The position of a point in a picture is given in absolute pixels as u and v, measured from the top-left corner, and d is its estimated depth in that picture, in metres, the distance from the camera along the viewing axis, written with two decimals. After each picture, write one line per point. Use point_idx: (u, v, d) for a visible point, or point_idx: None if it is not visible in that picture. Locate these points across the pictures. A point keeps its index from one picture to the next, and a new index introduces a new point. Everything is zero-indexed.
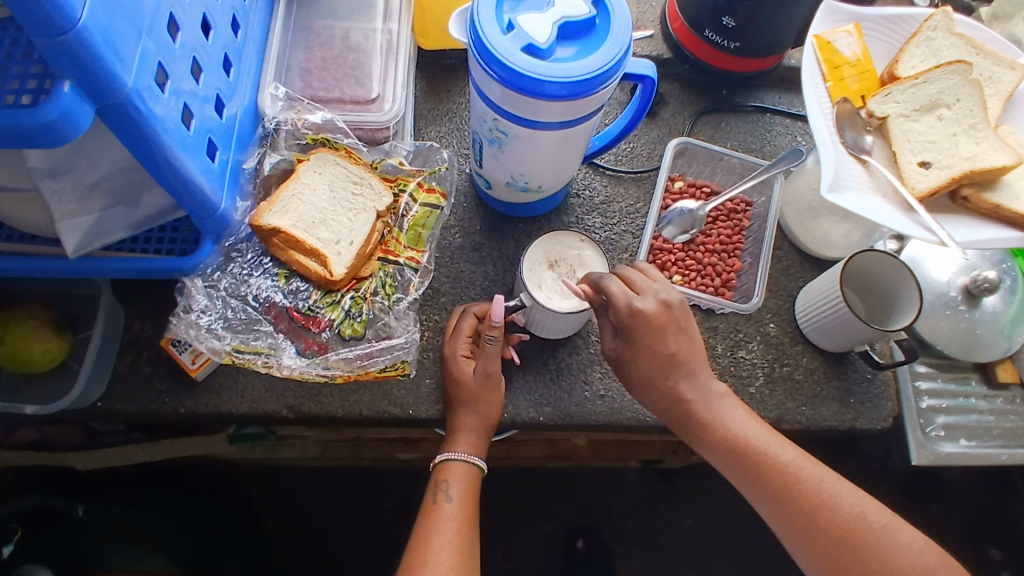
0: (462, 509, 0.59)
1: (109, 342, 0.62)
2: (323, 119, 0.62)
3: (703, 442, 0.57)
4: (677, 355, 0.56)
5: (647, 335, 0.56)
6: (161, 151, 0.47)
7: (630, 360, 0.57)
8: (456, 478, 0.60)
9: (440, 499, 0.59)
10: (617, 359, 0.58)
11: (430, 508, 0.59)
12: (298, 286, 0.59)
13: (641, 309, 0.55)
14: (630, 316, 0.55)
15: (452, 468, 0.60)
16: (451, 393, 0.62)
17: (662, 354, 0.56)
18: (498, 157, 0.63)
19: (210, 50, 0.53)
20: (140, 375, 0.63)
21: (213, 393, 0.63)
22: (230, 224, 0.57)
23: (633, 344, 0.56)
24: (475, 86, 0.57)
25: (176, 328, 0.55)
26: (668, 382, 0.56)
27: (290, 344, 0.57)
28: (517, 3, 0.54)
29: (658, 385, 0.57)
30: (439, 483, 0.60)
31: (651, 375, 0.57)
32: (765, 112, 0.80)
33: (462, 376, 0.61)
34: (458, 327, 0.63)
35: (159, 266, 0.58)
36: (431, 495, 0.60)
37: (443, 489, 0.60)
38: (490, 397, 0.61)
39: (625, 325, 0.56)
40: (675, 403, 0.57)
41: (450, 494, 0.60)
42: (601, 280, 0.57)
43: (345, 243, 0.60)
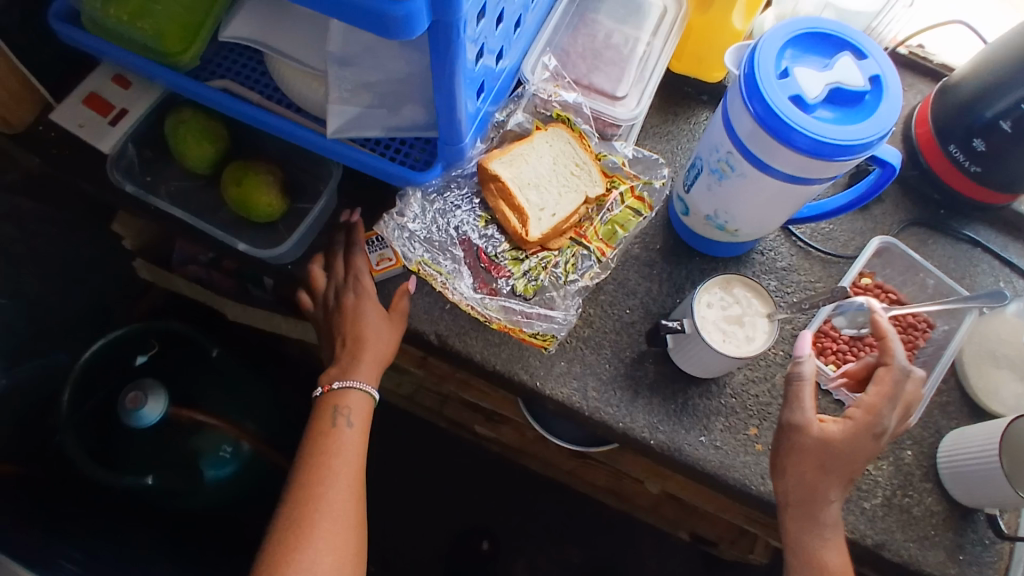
0: (356, 444, 0.65)
1: (318, 221, 0.70)
2: (574, 99, 0.66)
3: (797, 550, 0.62)
4: (858, 461, 0.61)
5: (866, 445, 0.61)
6: (452, 75, 0.52)
7: (826, 450, 0.60)
8: (355, 411, 0.65)
9: (340, 424, 0.65)
10: (805, 430, 0.61)
11: (327, 431, 0.65)
12: (495, 233, 0.64)
13: (893, 414, 0.61)
14: (879, 418, 0.61)
15: (350, 403, 0.65)
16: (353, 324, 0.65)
17: (851, 462, 0.60)
18: (712, 187, 0.65)
19: (515, 6, 0.59)
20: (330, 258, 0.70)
21: (381, 295, 0.69)
22: (461, 156, 0.62)
23: (845, 441, 0.60)
24: (725, 114, 0.59)
25: (385, 224, 0.62)
26: (811, 486, 0.60)
27: (468, 277, 0.62)
28: (795, 57, 0.57)
29: (808, 483, 0.61)
30: (338, 408, 0.65)
31: (806, 467, 0.61)
32: (976, 246, 0.77)
33: (367, 308, 0.65)
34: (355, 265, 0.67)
35: (376, 165, 0.62)
36: (331, 418, 0.65)
37: (343, 416, 0.65)
38: (392, 335, 0.65)
39: (864, 417, 0.61)
40: (810, 509, 0.61)
41: (350, 424, 0.65)
42: (902, 363, 0.62)
43: (547, 212, 0.63)
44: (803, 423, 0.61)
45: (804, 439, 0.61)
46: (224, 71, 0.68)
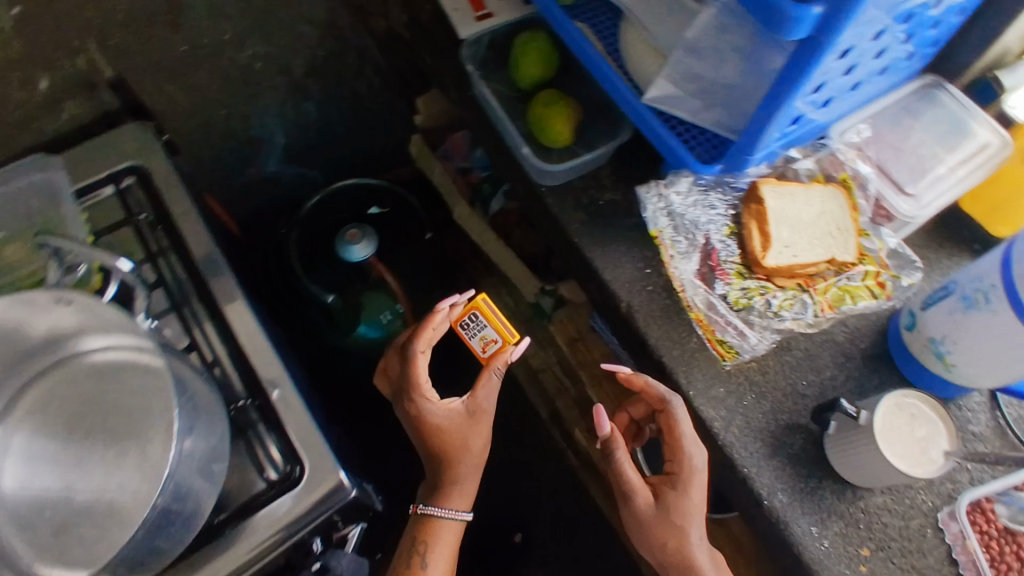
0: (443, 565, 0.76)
1: (589, 164, 0.79)
2: (866, 173, 0.70)
3: None
4: (693, 502, 0.69)
5: (689, 491, 0.69)
6: (792, 90, 0.57)
7: (666, 505, 0.69)
8: (441, 531, 0.77)
9: (423, 564, 0.74)
10: (635, 501, 0.70)
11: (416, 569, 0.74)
12: (734, 245, 0.68)
13: (697, 452, 0.69)
14: (689, 464, 0.68)
15: (439, 522, 0.77)
16: (443, 452, 0.76)
17: (691, 503, 0.69)
18: (954, 314, 0.64)
19: (866, 67, 0.63)
20: (577, 200, 0.79)
21: (601, 248, 0.77)
22: (742, 167, 0.67)
23: (675, 498, 0.69)
24: (1005, 249, 0.61)
25: (648, 188, 0.68)
26: (671, 542, 0.69)
27: (694, 266, 0.67)
28: None
29: (661, 541, 0.69)
30: (422, 543, 0.76)
31: (659, 526, 0.69)
32: None
33: (451, 419, 0.76)
34: (417, 372, 0.77)
35: (668, 143, 0.69)
36: (417, 564, 0.74)
37: (424, 553, 0.75)
38: (476, 440, 0.76)
39: (677, 467, 0.69)
40: (675, 553, 0.69)
41: (442, 548, 0.76)
42: (672, 398, 0.70)
43: (789, 251, 0.66)
44: (631, 496, 0.70)
45: (641, 505, 0.70)
46: (583, 18, 0.79)
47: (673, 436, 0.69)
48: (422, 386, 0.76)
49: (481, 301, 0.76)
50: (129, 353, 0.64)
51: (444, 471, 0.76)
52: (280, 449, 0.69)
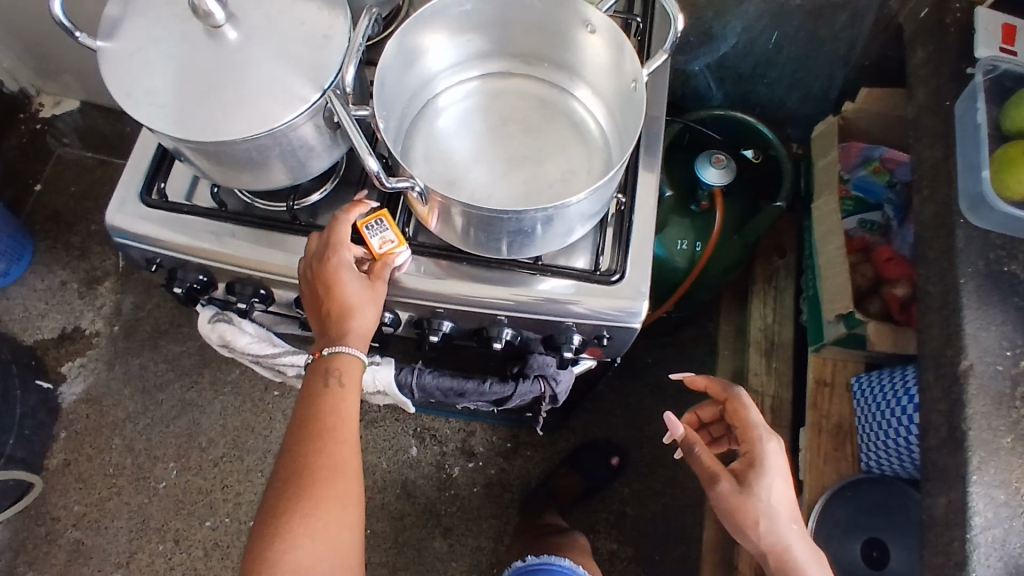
0: (345, 397, 0.70)
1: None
2: None
3: (772, 554, 0.77)
4: (771, 484, 0.78)
5: (766, 472, 0.78)
6: None
7: (745, 479, 0.78)
8: (346, 368, 0.69)
9: (331, 383, 0.69)
10: (721, 484, 0.78)
11: (320, 392, 0.69)
12: None
13: (767, 440, 0.79)
14: (760, 453, 0.79)
15: (343, 355, 0.69)
16: (331, 304, 0.69)
17: (770, 474, 0.78)
18: None
19: None
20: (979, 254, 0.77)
21: (978, 303, 0.74)
22: None
23: (758, 478, 0.78)
24: None
25: None
26: (758, 517, 0.77)
27: None
28: None
29: (741, 515, 0.77)
30: (331, 375, 0.69)
31: (745, 502, 0.77)
32: None
33: (355, 277, 0.69)
34: (342, 239, 0.69)
35: None
36: (322, 378, 0.69)
37: (333, 379, 0.69)
38: (376, 302, 0.70)
39: (754, 452, 0.79)
40: (752, 520, 0.77)
41: (340, 380, 0.70)
42: (741, 391, 0.82)
43: None
44: (717, 481, 0.79)
45: (725, 489, 0.78)
46: None
47: (744, 426, 0.81)
48: (338, 242, 0.69)
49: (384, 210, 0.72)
50: (584, 114, 0.75)
51: (341, 322, 0.69)
52: (611, 249, 0.76)
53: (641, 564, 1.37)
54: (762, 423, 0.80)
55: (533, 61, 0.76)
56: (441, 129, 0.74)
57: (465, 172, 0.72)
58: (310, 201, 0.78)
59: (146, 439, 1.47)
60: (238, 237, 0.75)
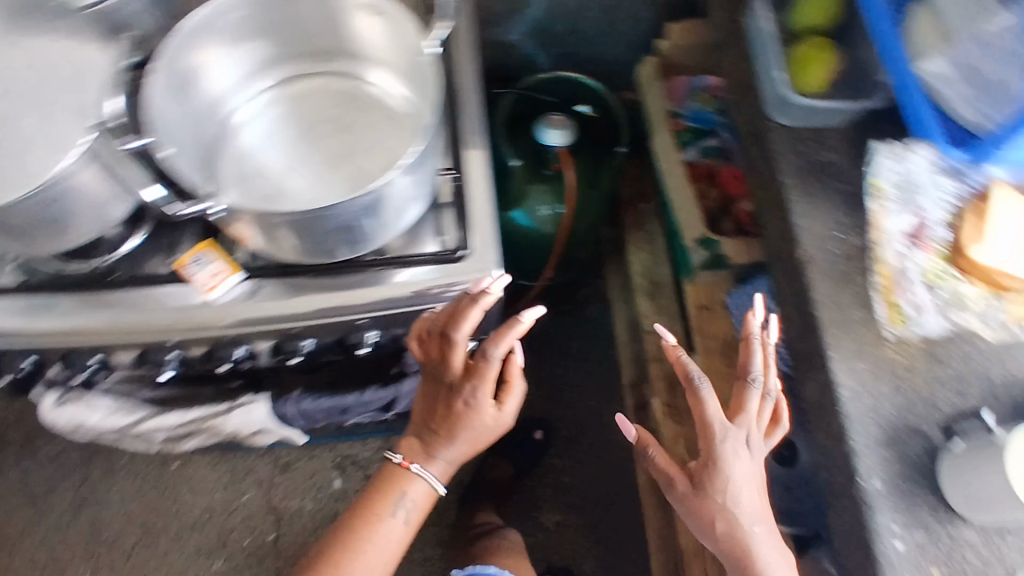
0: (399, 532, 0.76)
1: (827, 116, 0.81)
2: None
3: (734, 557, 0.66)
4: (735, 484, 0.66)
5: (731, 472, 0.66)
6: None
7: (711, 479, 0.67)
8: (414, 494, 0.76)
9: (394, 515, 0.76)
10: (678, 485, 0.69)
11: (382, 518, 0.76)
12: (947, 232, 0.72)
13: (730, 436, 0.67)
14: (724, 441, 0.67)
15: (412, 479, 0.76)
16: (451, 422, 0.72)
17: (748, 468, 0.67)
18: None
19: None
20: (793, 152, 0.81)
21: (803, 194, 0.78)
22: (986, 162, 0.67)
23: (715, 477, 0.66)
24: None
25: (890, 146, 0.74)
26: (722, 517, 0.66)
27: (900, 229, 0.73)
28: None
29: (701, 515, 0.67)
30: (398, 504, 0.76)
31: (709, 501, 0.67)
32: None
33: (488, 416, 0.71)
34: (483, 369, 0.69)
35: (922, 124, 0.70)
36: (393, 504, 0.76)
37: (398, 509, 0.76)
38: (493, 433, 0.74)
39: (711, 453, 0.67)
40: (714, 519, 0.67)
41: (406, 517, 0.77)
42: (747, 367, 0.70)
43: (1004, 257, 0.68)
44: (673, 482, 0.69)
45: (684, 491, 0.68)
46: None
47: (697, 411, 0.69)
48: (482, 378, 0.70)
49: (208, 241, 0.72)
50: (387, 94, 0.73)
51: (425, 439, 0.75)
52: (454, 226, 0.75)
53: (588, 528, 1.38)
54: (748, 408, 0.70)
55: (321, 57, 0.74)
56: (247, 144, 0.70)
57: (281, 183, 0.68)
58: (124, 251, 0.72)
59: (46, 552, 1.34)
60: (52, 307, 0.69)
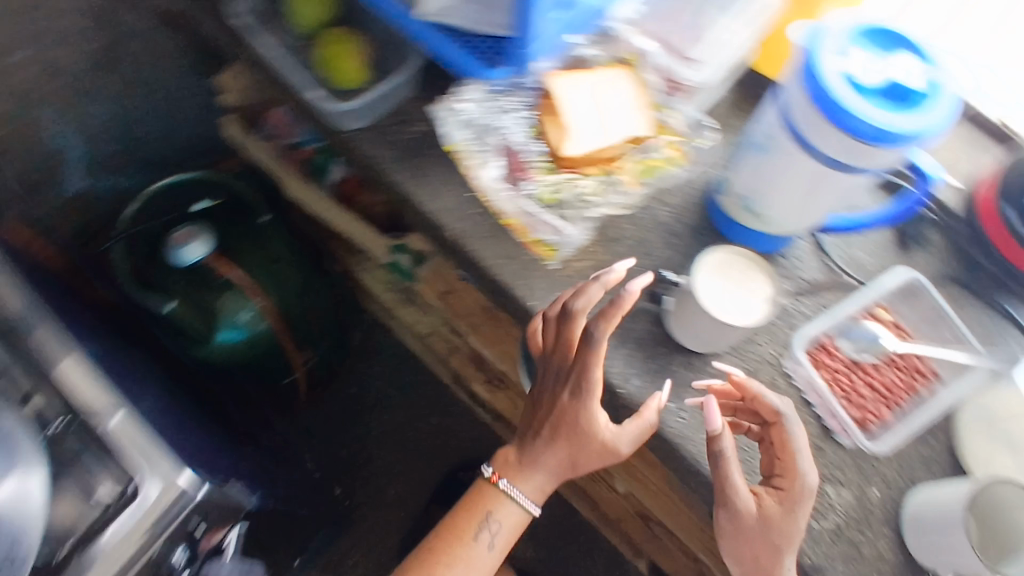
0: (496, 550, 0.75)
1: (386, 100, 0.74)
2: (645, 49, 0.70)
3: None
4: (799, 515, 0.61)
5: (799, 513, 0.61)
6: None
7: (770, 504, 0.61)
8: (503, 512, 0.74)
9: (483, 536, 0.74)
10: (743, 504, 0.61)
11: (473, 542, 0.74)
12: (539, 142, 0.67)
13: (809, 471, 0.62)
14: (797, 488, 0.61)
15: (504, 501, 0.74)
16: (563, 433, 0.67)
17: (806, 490, 0.61)
18: (754, 164, 0.66)
19: None
20: (386, 137, 0.74)
21: (417, 183, 0.72)
22: (525, 65, 0.67)
23: (783, 515, 0.61)
24: (782, 94, 0.62)
25: (440, 104, 0.66)
26: (773, 536, 0.61)
27: (496, 169, 0.66)
28: (861, 46, 0.58)
29: (744, 534, 0.62)
30: (490, 522, 0.74)
31: (768, 522, 0.61)
32: (1007, 320, 0.75)
33: (600, 443, 0.66)
34: (591, 382, 0.64)
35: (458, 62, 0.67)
36: (479, 521, 0.74)
37: (490, 535, 0.74)
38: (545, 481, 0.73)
39: (795, 483, 0.61)
40: (766, 538, 0.61)
41: (494, 540, 0.75)
42: (776, 406, 0.63)
43: (590, 136, 0.65)
44: (737, 505, 0.61)
45: (743, 517, 0.61)
46: None
47: (785, 455, 0.63)
48: (592, 390, 0.64)
49: None
50: None
51: (507, 454, 0.75)
52: (110, 467, 0.63)
53: None
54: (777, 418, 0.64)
55: None
56: None
57: None
58: None
59: None
60: None
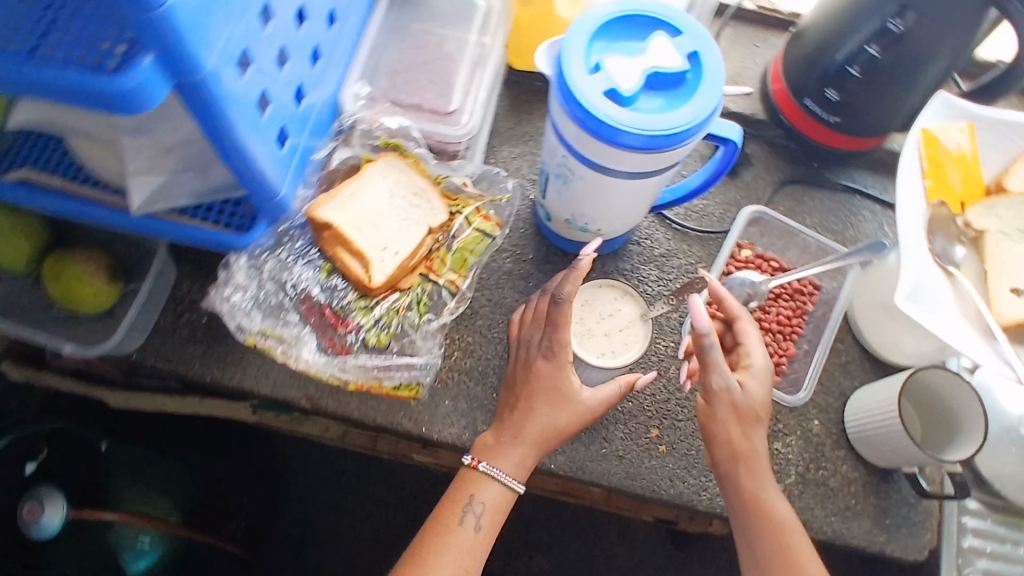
0: (483, 540, 0.58)
1: (155, 299, 0.65)
2: (400, 125, 0.63)
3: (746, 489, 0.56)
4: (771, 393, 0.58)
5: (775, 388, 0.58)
6: (228, 128, 0.46)
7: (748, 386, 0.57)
8: (482, 494, 0.58)
9: (466, 521, 0.58)
10: (734, 385, 0.56)
11: (453, 526, 0.58)
12: (342, 282, 0.59)
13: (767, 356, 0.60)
14: (766, 364, 0.59)
15: (483, 482, 0.58)
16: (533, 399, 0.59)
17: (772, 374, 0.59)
18: (563, 192, 0.61)
19: (301, 39, 0.54)
20: (178, 336, 0.65)
21: (242, 368, 0.64)
22: (286, 209, 0.57)
23: (765, 393, 0.57)
24: (554, 120, 0.56)
25: (212, 300, 0.56)
26: (750, 424, 0.57)
27: (313, 339, 0.56)
28: (607, 46, 0.53)
29: (729, 431, 0.56)
30: (471, 501, 0.58)
31: (743, 411, 0.56)
32: (853, 194, 0.75)
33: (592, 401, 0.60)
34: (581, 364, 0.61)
35: (212, 239, 0.57)
36: (458, 511, 0.58)
37: (473, 517, 0.58)
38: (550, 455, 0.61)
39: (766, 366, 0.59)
40: (748, 425, 0.56)
41: (478, 523, 0.58)
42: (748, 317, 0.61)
43: (390, 251, 0.58)
44: (731, 391, 0.56)
45: (734, 400, 0.56)
46: (21, 158, 0.58)
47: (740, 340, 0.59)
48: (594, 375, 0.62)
49: None
50: None
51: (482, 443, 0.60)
52: None
53: None
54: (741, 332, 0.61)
55: None
56: None
57: None
58: None
59: None
60: None
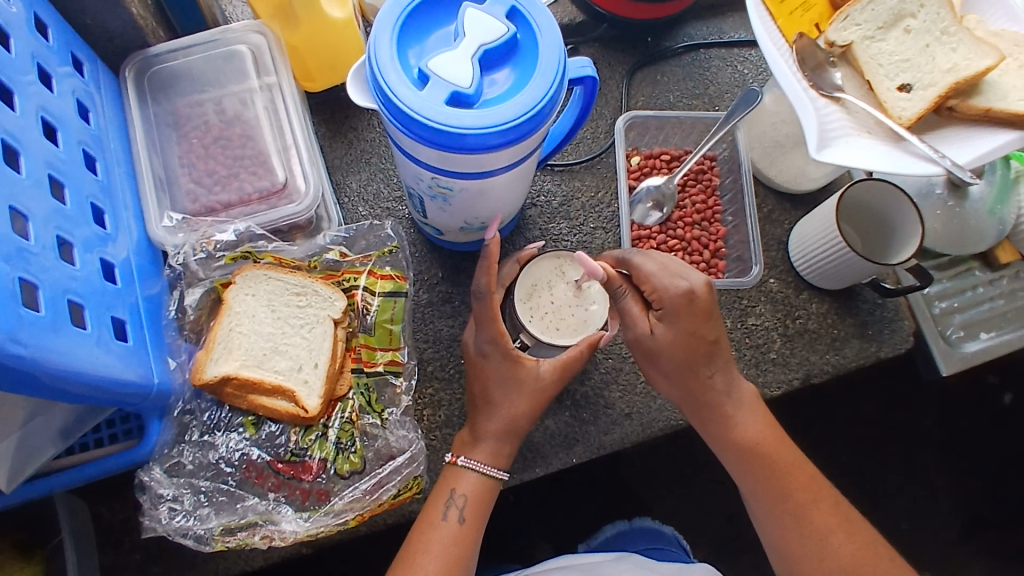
0: (467, 535, 0.52)
1: (84, 547, 0.54)
2: (236, 233, 0.54)
3: (711, 426, 0.54)
4: (699, 326, 0.51)
5: (693, 320, 0.51)
6: (58, 375, 0.37)
7: (661, 331, 0.51)
8: (466, 486, 0.52)
9: (449, 514, 0.52)
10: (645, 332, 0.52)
11: (432, 519, 0.52)
12: (277, 427, 0.51)
13: (687, 282, 0.51)
14: (677, 299, 0.51)
15: (464, 473, 0.53)
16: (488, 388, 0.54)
17: (697, 306, 0.51)
18: (446, 209, 0.54)
19: (73, 211, 0.44)
20: (132, 564, 0.55)
21: (218, 558, 0.55)
22: (171, 392, 0.48)
23: (677, 332, 0.51)
24: (401, 149, 0.48)
25: (151, 530, 0.48)
26: (687, 368, 0.52)
27: (284, 503, 0.49)
28: (421, 49, 0.45)
29: (668, 378, 0.53)
30: (452, 493, 0.52)
31: (665, 356, 0.51)
32: (697, 49, 0.72)
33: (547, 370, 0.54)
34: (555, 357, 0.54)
35: (109, 468, 0.46)
36: (440, 505, 0.52)
37: (455, 506, 0.52)
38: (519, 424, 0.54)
39: (676, 301, 0.51)
40: (681, 369, 0.52)
41: (460, 513, 0.52)
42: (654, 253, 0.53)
43: (309, 367, 0.52)
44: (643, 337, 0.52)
45: (645, 347, 0.52)
46: None
47: (644, 281, 0.52)
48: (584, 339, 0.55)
49: None
50: None
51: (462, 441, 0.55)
52: None
53: None
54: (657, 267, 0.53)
55: None
56: None
57: None
58: None
59: None
60: None
